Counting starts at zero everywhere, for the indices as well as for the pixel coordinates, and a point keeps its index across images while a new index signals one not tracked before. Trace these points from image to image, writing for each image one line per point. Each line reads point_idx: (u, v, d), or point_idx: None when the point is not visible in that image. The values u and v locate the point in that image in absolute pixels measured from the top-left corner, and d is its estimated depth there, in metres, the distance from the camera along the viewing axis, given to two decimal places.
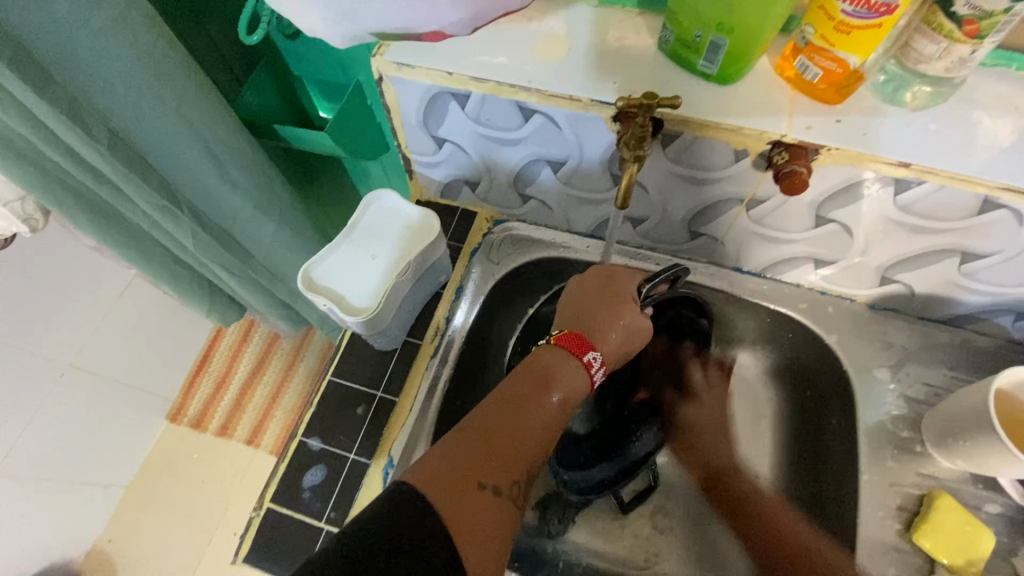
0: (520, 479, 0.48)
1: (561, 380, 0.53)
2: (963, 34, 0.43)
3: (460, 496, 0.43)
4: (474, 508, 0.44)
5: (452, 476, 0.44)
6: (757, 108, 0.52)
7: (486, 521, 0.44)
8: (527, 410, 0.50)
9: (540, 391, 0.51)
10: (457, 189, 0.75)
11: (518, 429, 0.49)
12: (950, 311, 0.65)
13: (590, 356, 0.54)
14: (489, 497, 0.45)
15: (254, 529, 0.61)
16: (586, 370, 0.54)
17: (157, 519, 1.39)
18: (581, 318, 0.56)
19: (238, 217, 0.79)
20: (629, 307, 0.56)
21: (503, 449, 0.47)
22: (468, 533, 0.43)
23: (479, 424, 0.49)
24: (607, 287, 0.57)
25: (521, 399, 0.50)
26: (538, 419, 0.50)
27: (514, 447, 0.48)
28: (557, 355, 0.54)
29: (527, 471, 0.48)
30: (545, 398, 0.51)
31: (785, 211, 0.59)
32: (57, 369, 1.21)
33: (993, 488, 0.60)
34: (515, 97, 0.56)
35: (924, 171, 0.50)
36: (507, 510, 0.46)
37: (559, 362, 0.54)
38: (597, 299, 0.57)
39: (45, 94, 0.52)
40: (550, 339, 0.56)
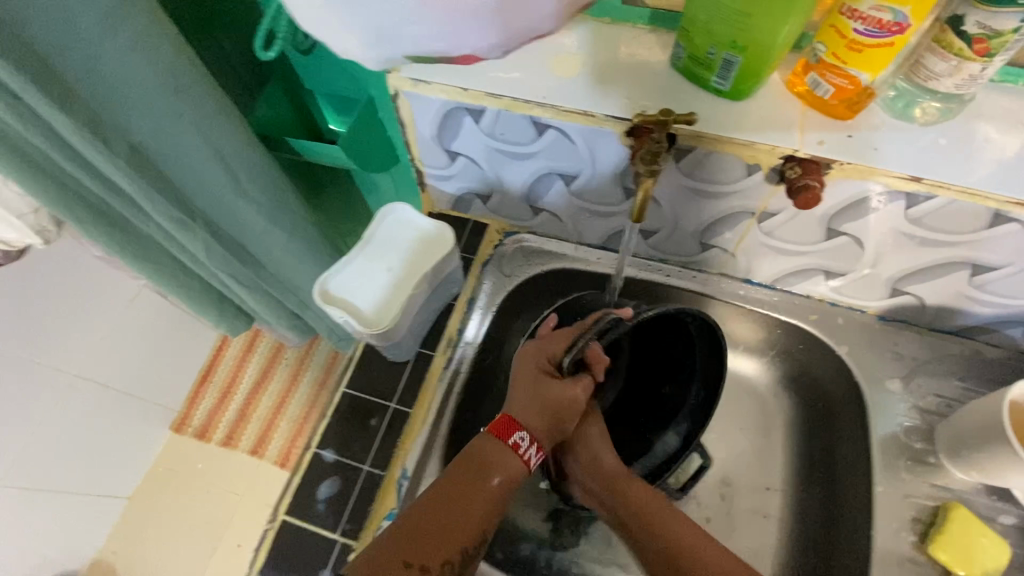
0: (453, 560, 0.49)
1: (494, 469, 0.53)
2: (973, 52, 0.44)
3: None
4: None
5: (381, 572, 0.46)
6: (769, 124, 0.53)
7: None
8: (461, 505, 0.51)
9: (472, 484, 0.52)
10: (468, 202, 0.76)
11: (450, 522, 0.50)
12: (960, 322, 0.65)
13: (517, 438, 0.54)
14: None
15: (268, 542, 0.61)
16: (517, 454, 0.54)
17: (161, 532, 1.38)
18: (512, 401, 0.56)
19: (251, 228, 0.80)
20: (555, 381, 0.56)
21: (432, 539, 0.49)
22: None
23: (417, 513, 0.50)
24: (543, 366, 0.57)
25: (456, 492, 0.51)
26: (473, 507, 0.51)
27: (443, 537, 0.49)
28: (493, 443, 0.54)
29: (462, 555, 0.49)
30: (480, 486, 0.51)
31: (796, 223, 0.60)
32: (64, 380, 1.20)
33: (1007, 500, 0.60)
34: (529, 112, 0.56)
35: (934, 185, 0.50)
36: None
37: (488, 447, 0.54)
38: (528, 393, 0.55)
39: (68, 108, 0.53)
40: (486, 428, 0.55)
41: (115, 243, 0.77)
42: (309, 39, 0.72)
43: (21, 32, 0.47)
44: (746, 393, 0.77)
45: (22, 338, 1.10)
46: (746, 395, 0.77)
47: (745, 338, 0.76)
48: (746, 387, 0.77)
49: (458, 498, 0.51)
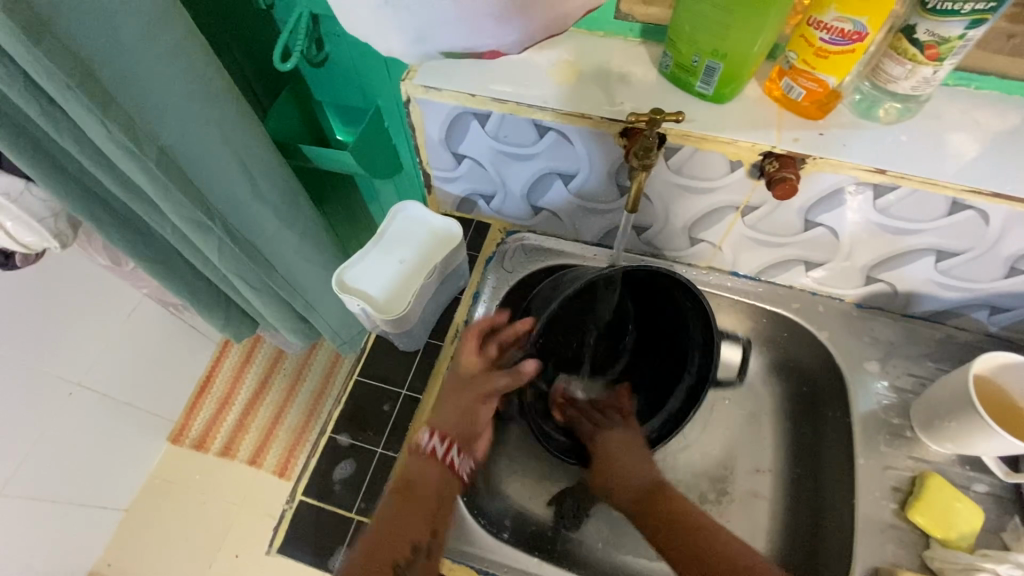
0: (422, 554, 0.54)
1: (420, 480, 0.58)
2: (925, 57, 0.50)
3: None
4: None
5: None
6: (749, 124, 0.58)
7: None
8: (399, 514, 0.55)
9: (402, 492, 0.57)
10: (472, 203, 0.80)
11: (396, 528, 0.54)
12: (930, 308, 0.71)
13: (433, 442, 0.60)
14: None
15: (286, 522, 0.64)
16: (437, 458, 0.59)
17: (160, 541, 1.39)
18: (444, 421, 0.62)
19: (264, 230, 0.84)
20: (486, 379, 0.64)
21: (395, 535, 0.54)
22: None
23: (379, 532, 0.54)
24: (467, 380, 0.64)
25: (394, 508, 0.56)
26: (417, 505, 0.56)
27: (395, 536, 0.53)
28: (423, 461, 0.60)
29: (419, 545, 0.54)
30: (411, 496, 0.57)
31: (776, 216, 0.65)
32: (66, 389, 1.22)
33: (979, 469, 0.65)
34: (532, 115, 0.62)
35: (898, 176, 0.56)
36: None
37: (416, 463, 0.60)
38: (453, 398, 0.63)
39: (107, 111, 0.57)
40: (409, 447, 0.62)
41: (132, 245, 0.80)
42: (323, 52, 0.77)
43: (68, 40, 0.51)
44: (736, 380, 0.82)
45: (28, 343, 1.12)
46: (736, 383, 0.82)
47: (732, 327, 0.81)
48: (735, 374, 0.82)
49: (407, 501, 0.56)
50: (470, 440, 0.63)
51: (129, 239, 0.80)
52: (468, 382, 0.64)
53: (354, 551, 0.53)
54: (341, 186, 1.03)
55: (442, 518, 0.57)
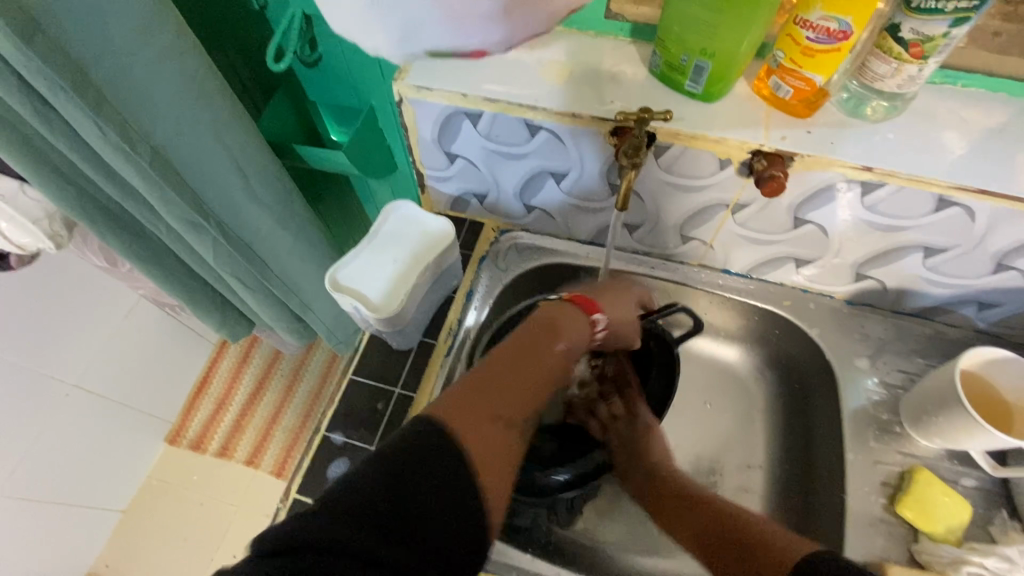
0: (528, 421, 0.51)
1: (568, 329, 0.57)
2: (910, 55, 0.51)
3: (484, 438, 0.45)
4: (495, 444, 0.46)
5: (470, 410, 0.46)
6: (737, 122, 0.59)
7: (500, 452, 0.46)
8: (539, 353, 0.53)
9: (549, 337, 0.54)
10: (466, 203, 0.81)
11: (529, 369, 0.52)
12: (920, 304, 0.72)
13: (597, 315, 0.60)
14: (502, 432, 0.47)
15: (279, 521, 0.65)
16: (588, 324, 0.59)
17: (157, 541, 1.39)
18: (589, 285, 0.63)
19: (260, 231, 0.84)
20: (632, 295, 0.68)
21: (516, 391, 0.50)
22: (489, 466, 0.44)
23: (488, 371, 0.50)
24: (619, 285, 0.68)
25: (533, 343, 0.53)
26: (548, 365, 0.53)
27: (531, 390, 0.51)
28: (567, 309, 0.59)
29: (533, 410, 0.51)
30: (554, 344, 0.54)
31: (766, 213, 0.66)
32: (64, 390, 1.22)
33: (967, 463, 0.66)
34: (523, 115, 0.62)
35: (885, 173, 0.56)
36: (516, 449, 0.48)
37: (559, 309, 0.59)
38: (608, 290, 0.66)
39: (99, 110, 0.57)
40: (562, 299, 0.61)
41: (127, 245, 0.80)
42: (316, 52, 0.77)
43: (60, 40, 0.52)
44: (728, 377, 0.83)
45: (21, 342, 1.11)
46: (728, 380, 0.83)
47: (723, 325, 0.82)
48: (726, 371, 0.83)
49: (529, 353, 0.52)
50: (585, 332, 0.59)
51: (125, 240, 0.80)
52: (619, 297, 0.66)
53: (481, 365, 0.51)
54: (335, 186, 1.03)
55: (551, 395, 0.54)
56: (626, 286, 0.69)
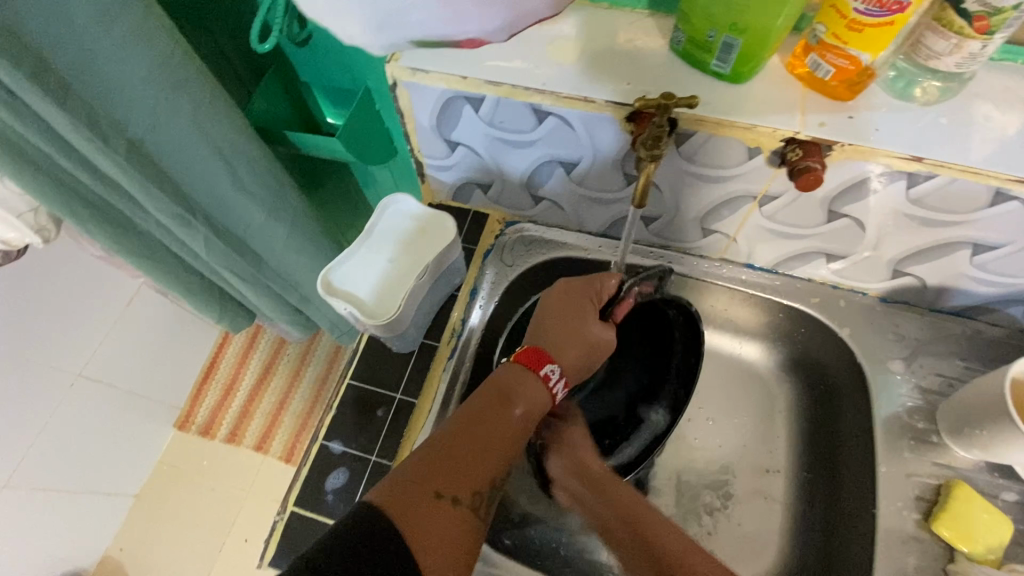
0: (481, 491, 0.48)
1: (521, 395, 0.54)
2: (974, 30, 0.44)
3: (428, 523, 0.44)
4: (440, 526, 0.45)
5: (410, 496, 0.45)
6: (768, 106, 0.53)
7: (448, 532, 0.45)
8: (485, 425, 0.51)
9: (500, 407, 0.53)
10: (469, 192, 0.76)
11: (474, 445, 0.50)
12: (961, 303, 0.66)
13: (548, 369, 0.56)
14: (449, 508, 0.46)
15: (277, 533, 0.63)
16: (544, 385, 0.56)
17: (169, 533, 1.33)
18: (543, 333, 0.59)
19: (252, 224, 0.80)
20: (591, 320, 0.58)
21: (462, 468, 0.48)
22: (433, 549, 0.43)
23: (435, 449, 0.49)
24: (573, 306, 0.59)
25: (476, 419, 0.51)
26: (496, 437, 0.51)
27: (479, 461, 0.49)
28: (518, 372, 0.56)
29: (488, 483, 0.49)
30: (503, 415, 0.52)
31: (797, 206, 0.60)
32: (67, 380, 1.16)
33: (1009, 476, 0.61)
34: (529, 99, 0.56)
35: (936, 164, 0.50)
36: (467, 524, 0.47)
37: (514, 375, 0.55)
38: (560, 317, 0.59)
39: (65, 103, 0.53)
40: (510, 358, 0.58)
41: (117, 241, 0.77)
42: (306, 30, 0.71)
43: (16, 28, 0.47)
44: (747, 376, 0.78)
45: (24, 336, 1.06)
46: (748, 379, 0.78)
47: (744, 322, 0.77)
48: (746, 371, 0.78)
49: (481, 425, 0.51)
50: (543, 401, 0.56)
51: (116, 236, 0.76)
52: (578, 321, 0.58)
53: (424, 446, 0.49)
54: (333, 171, 0.97)
55: (512, 460, 0.52)
56: (582, 288, 0.60)
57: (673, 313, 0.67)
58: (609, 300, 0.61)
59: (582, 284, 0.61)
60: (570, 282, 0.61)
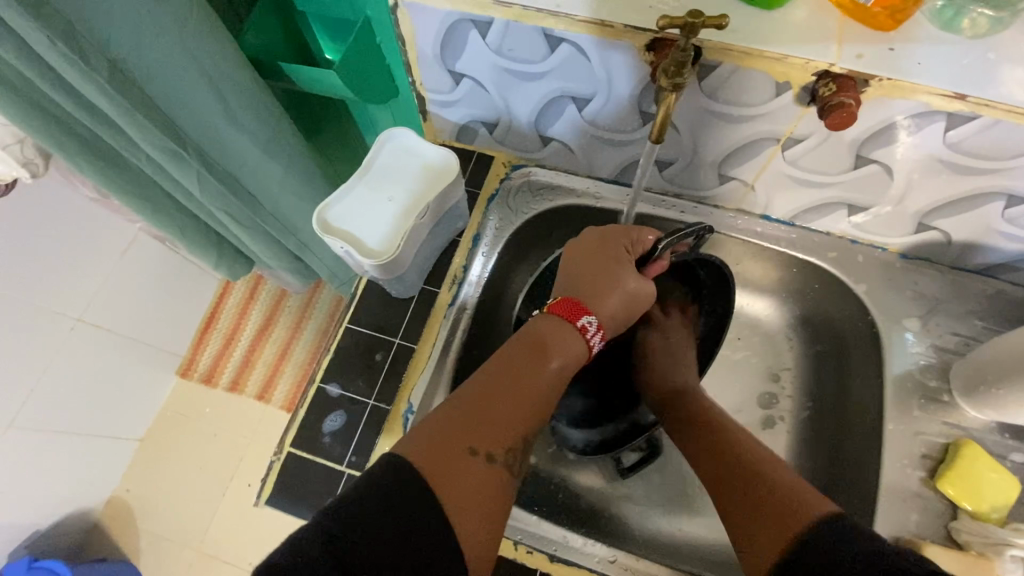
0: (513, 447, 0.47)
1: (558, 346, 0.52)
2: None
3: (459, 479, 0.43)
4: (472, 482, 0.43)
5: (441, 450, 0.44)
6: (803, 35, 0.48)
7: (478, 489, 0.43)
8: (520, 380, 0.50)
9: (537, 358, 0.51)
10: (473, 132, 0.72)
11: (511, 403, 0.48)
12: (985, 260, 0.63)
13: (585, 321, 0.54)
14: (482, 466, 0.44)
15: (274, 474, 0.63)
16: (582, 337, 0.54)
17: (174, 474, 1.34)
18: (577, 284, 0.55)
19: (246, 161, 0.77)
20: (626, 269, 0.55)
21: (497, 421, 0.47)
22: (466, 504, 0.42)
23: (471, 403, 0.47)
24: (605, 253, 0.56)
25: (513, 373, 0.50)
26: (532, 391, 0.50)
27: (514, 418, 0.48)
28: (553, 324, 0.54)
29: (522, 439, 0.48)
30: (540, 367, 0.51)
31: (822, 151, 0.56)
32: (67, 324, 1.14)
33: (1018, 437, 0.60)
34: (541, 23, 0.52)
35: (980, 104, 0.46)
36: (500, 482, 0.45)
37: (553, 328, 0.53)
38: (593, 265, 0.56)
39: (40, 16, 0.49)
40: (545, 308, 0.55)
41: (107, 178, 0.73)
42: None
43: None
44: (756, 333, 0.76)
45: (20, 277, 1.03)
46: (757, 336, 0.76)
47: (756, 277, 0.74)
48: (755, 327, 0.76)
49: (518, 378, 0.50)
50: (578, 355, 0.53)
51: (104, 171, 0.72)
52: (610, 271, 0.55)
53: (453, 402, 0.48)
54: (332, 113, 0.93)
55: (545, 415, 0.51)
56: (615, 234, 0.57)
57: (704, 274, 0.62)
58: (643, 255, 0.57)
59: (616, 231, 0.57)
60: (608, 228, 0.57)
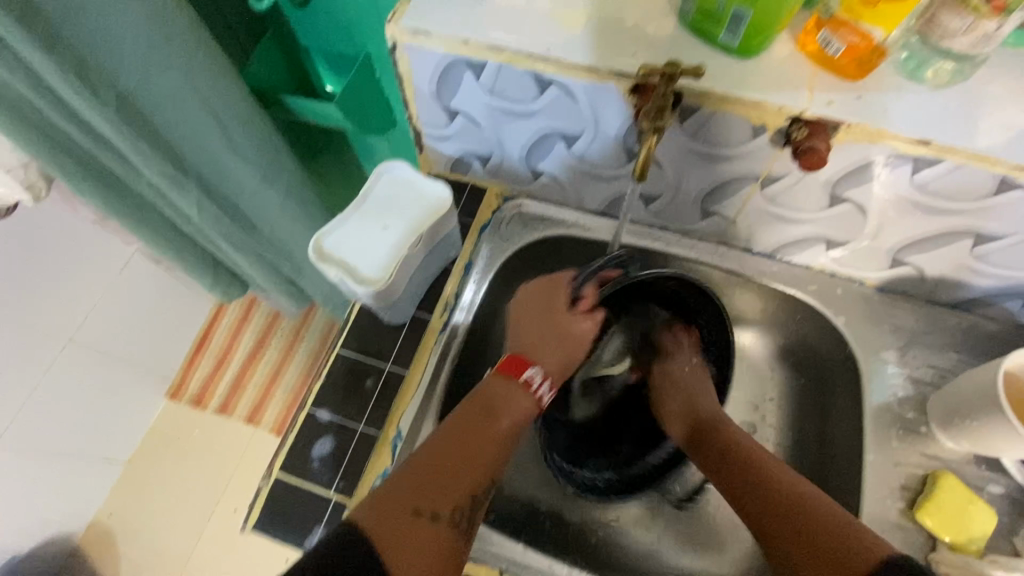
0: (462, 505, 0.51)
1: (505, 407, 0.58)
2: (991, 9, 0.43)
3: (403, 536, 0.47)
4: (416, 541, 0.47)
5: (389, 514, 0.48)
6: (776, 83, 0.51)
7: (424, 545, 0.47)
8: (473, 440, 0.55)
9: (486, 420, 0.56)
10: (467, 164, 0.74)
11: (466, 454, 0.54)
12: (958, 295, 0.65)
13: (529, 373, 0.61)
14: (428, 523, 0.49)
15: (261, 500, 0.63)
16: (528, 394, 0.60)
17: (159, 498, 1.32)
18: (523, 337, 0.65)
19: (244, 189, 0.78)
20: (565, 318, 0.65)
21: (444, 483, 0.51)
22: (410, 559, 0.46)
23: (427, 458, 0.52)
24: (547, 308, 0.65)
25: (467, 433, 0.55)
26: (484, 446, 0.55)
27: (463, 478, 0.52)
28: (507, 386, 0.60)
29: (471, 496, 0.52)
30: (490, 428, 0.56)
31: (799, 189, 0.59)
32: (59, 343, 1.14)
33: (996, 469, 0.61)
34: (531, 67, 0.55)
35: (942, 149, 0.49)
36: (445, 538, 0.49)
37: (502, 386, 0.60)
38: (537, 322, 0.65)
39: (53, 51, 0.51)
40: (496, 368, 0.62)
41: (108, 201, 0.75)
42: None
43: None
44: (742, 363, 0.78)
45: (16, 297, 1.03)
46: (742, 365, 0.78)
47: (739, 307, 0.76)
48: (740, 357, 0.78)
49: (472, 433, 0.55)
50: (529, 407, 0.60)
51: (104, 195, 0.74)
52: (554, 318, 0.64)
53: (411, 463, 0.52)
54: (329, 142, 0.95)
55: (498, 469, 0.55)
56: (553, 295, 0.65)
57: (673, 285, 0.65)
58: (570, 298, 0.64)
59: (546, 288, 0.66)
60: (544, 281, 0.66)
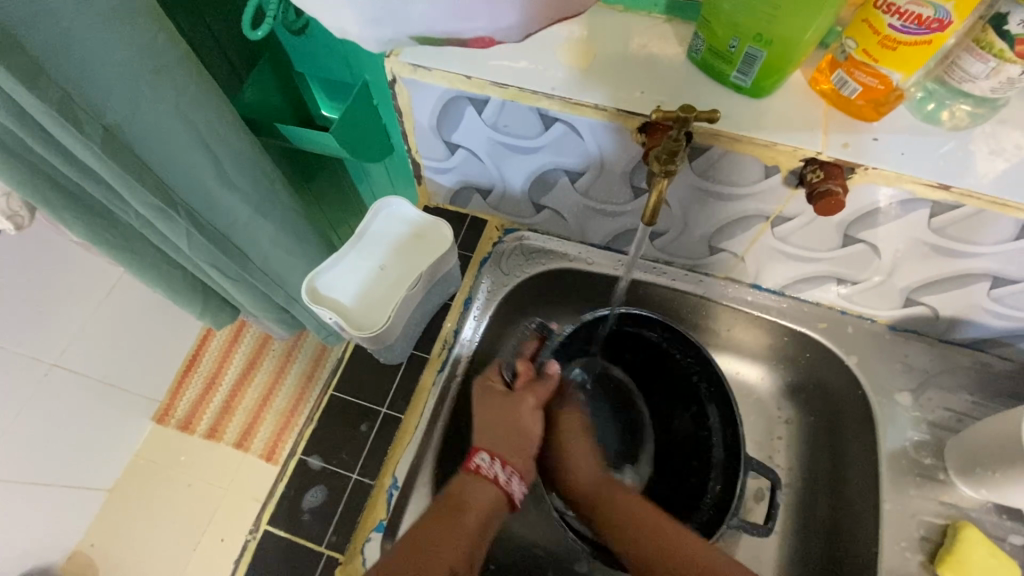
0: None
1: (473, 501, 0.52)
2: (1015, 53, 0.41)
3: None
4: None
5: None
6: (790, 124, 0.50)
7: None
8: (443, 539, 0.49)
9: (454, 515, 0.51)
10: (468, 197, 0.72)
11: (433, 557, 0.48)
12: (972, 335, 0.64)
13: (479, 459, 0.54)
14: None
15: (248, 555, 0.59)
16: (496, 484, 0.54)
17: (142, 531, 1.27)
18: (483, 428, 0.57)
19: (236, 221, 0.76)
20: (523, 404, 0.59)
21: None
22: None
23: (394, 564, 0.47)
24: (505, 405, 0.58)
25: (440, 530, 0.49)
26: (455, 546, 0.49)
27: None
28: (471, 481, 0.54)
29: None
30: (458, 522, 0.50)
31: (811, 229, 0.57)
32: (41, 370, 1.10)
33: (1016, 518, 0.59)
34: (536, 103, 0.53)
35: (963, 194, 0.47)
36: None
37: (467, 484, 0.53)
38: (493, 413, 0.58)
39: (38, 87, 0.48)
40: (461, 467, 0.55)
41: (92, 232, 0.72)
42: (302, 18, 0.66)
43: None
44: (748, 400, 0.76)
45: None
46: (748, 402, 0.75)
47: (747, 344, 0.74)
48: (746, 394, 0.76)
49: (440, 532, 0.49)
50: (495, 503, 0.53)
51: (90, 225, 0.71)
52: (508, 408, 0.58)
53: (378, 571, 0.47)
54: (325, 167, 0.93)
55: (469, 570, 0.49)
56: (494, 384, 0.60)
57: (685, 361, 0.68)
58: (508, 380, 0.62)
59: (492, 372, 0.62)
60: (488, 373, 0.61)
